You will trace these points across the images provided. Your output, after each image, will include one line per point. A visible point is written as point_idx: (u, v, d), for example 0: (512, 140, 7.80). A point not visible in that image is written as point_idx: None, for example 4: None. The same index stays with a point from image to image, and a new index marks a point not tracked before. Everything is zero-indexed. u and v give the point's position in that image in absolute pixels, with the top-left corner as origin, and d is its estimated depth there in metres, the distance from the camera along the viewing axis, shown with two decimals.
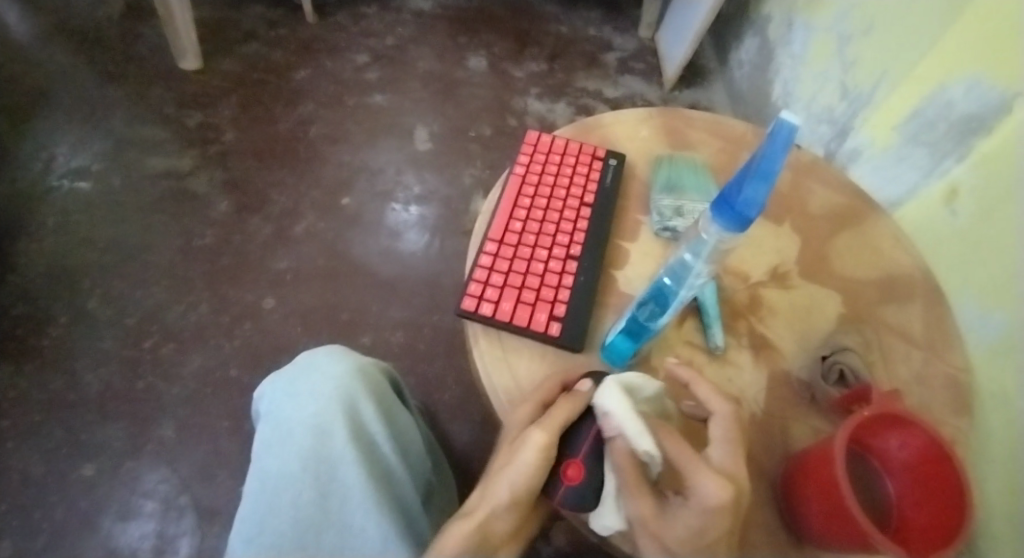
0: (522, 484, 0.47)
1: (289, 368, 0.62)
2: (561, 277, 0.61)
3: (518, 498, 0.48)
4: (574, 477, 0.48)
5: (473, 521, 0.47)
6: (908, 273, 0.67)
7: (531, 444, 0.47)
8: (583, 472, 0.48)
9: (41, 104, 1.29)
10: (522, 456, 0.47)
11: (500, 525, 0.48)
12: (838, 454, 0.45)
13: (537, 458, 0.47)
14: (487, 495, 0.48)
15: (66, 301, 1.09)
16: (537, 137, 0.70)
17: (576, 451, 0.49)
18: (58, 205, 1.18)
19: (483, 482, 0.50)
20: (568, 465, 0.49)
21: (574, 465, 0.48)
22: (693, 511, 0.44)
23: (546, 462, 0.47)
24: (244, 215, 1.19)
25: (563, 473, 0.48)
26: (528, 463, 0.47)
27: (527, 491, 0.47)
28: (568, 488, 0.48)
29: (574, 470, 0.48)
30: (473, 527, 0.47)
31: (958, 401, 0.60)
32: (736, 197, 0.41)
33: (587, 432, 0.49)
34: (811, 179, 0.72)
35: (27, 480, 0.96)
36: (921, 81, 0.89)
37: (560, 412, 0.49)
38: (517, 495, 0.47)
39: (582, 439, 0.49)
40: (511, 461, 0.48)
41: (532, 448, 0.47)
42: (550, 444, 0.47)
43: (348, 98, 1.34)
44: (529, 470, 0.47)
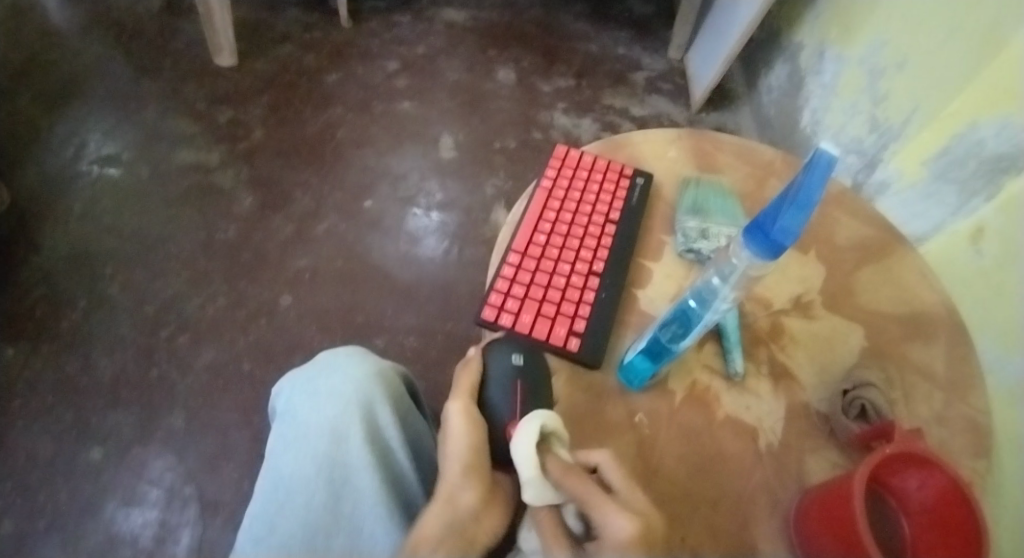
0: (461, 450, 0.49)
1: (308, 367, 0.63)
2: (582, 292, 0.60)
3: (466, 462, 0.48)
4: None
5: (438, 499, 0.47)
6: (932, 311, 0.66)
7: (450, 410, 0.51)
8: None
9: (77, 91, 1.31)
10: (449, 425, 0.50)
11: (469, 496, 0.47)
12: (857, 488, 0.45)
13: (461, 419, 0.50)
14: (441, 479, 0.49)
15: (87, 285, 1.11)
16: (565, 151, 0.70)
17: (508, 413, 0.51)
18: (86, 191, 1.20)
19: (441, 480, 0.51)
20: (511, 432, 0.50)
21: (517, 430, 0.50)
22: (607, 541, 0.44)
23: (471, 419, 0.50)
24: (267, 212, 1.20)
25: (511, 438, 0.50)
26: (456, 427, 0.50)
27: (472, 451, 0.49)
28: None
29: (518, 433, 0.50)
30: (439, 503, 0.47)
31: (979, 444, 0.58)
32: (770, 224, 0.41)
33: (507, 394, 0.52)
34: (838, 210, 0.72)
35: (35, 461, 0.96)
36: (953, 118, 0.88)
37: (468, 383, 0.53)
38: (463, 461, 0.48)
39: (508, 404, 0.51)
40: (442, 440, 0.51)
41: (453, 415, 0.51)
42: (466, 406, 0.51)
43: (376, 103, 1.35)
44: (458, 435, 0.50)
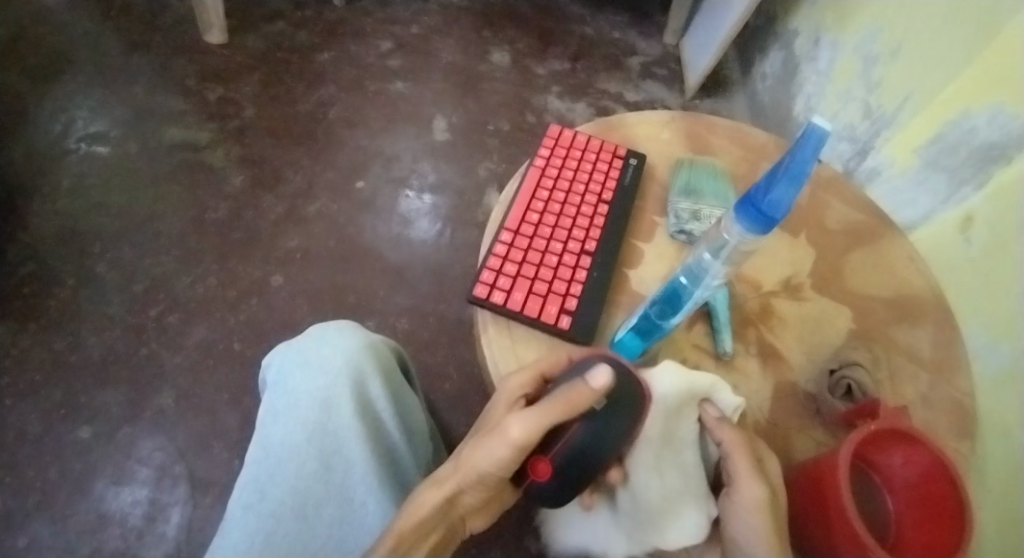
0: (489, 467, 0.47)
1: (299, 337, 0.62)
2: (574, 271, 0.61)
3: (485, 481, 0.48)
4: (542, 474, 0.48)
5: (442, 492, 0.47)
6: (920, 294, 0.66)
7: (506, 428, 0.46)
8: (551, 472, 0.48)
9: (64, 67, 1.29)
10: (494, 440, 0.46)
11: (468, 499, 0.49)
12: (843, 468, 0.45)
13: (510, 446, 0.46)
14: (453, 469, 0.48)
15: (75, 263, 1.10)
16: (559, 131, 0.70)
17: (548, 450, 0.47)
18: (74, 168, 1.18)
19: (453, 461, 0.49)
20: (535, 459, 0.48)
21: (544, 463, 0.48)
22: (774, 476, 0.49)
23: (522, 453, 0.46)
24: (257, 191, 1.19)
25: (533, 467, 0.48)
26: (502, 455, 0.46)
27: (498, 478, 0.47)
28: (535, 481, 0.48)
29: (542, 467, 0.48)
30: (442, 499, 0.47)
31: (963, 425, 0.59)
32: (762, 198, 0.41)
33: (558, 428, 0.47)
34: (829, 194, 0.72)
35: (24, 439, 0.96)
36: (946, 106, 0.88)
37: (560, 414, 0.45)
38: (484, 479, 0.47)
39: (553, 436, 0.47)
40: (482, 446, 0.47)
41: (510, 442, 0.46)
42: (529, 440, 0.46)
43: (369, 83, 1.34)
44: (498, 460, 0.46)
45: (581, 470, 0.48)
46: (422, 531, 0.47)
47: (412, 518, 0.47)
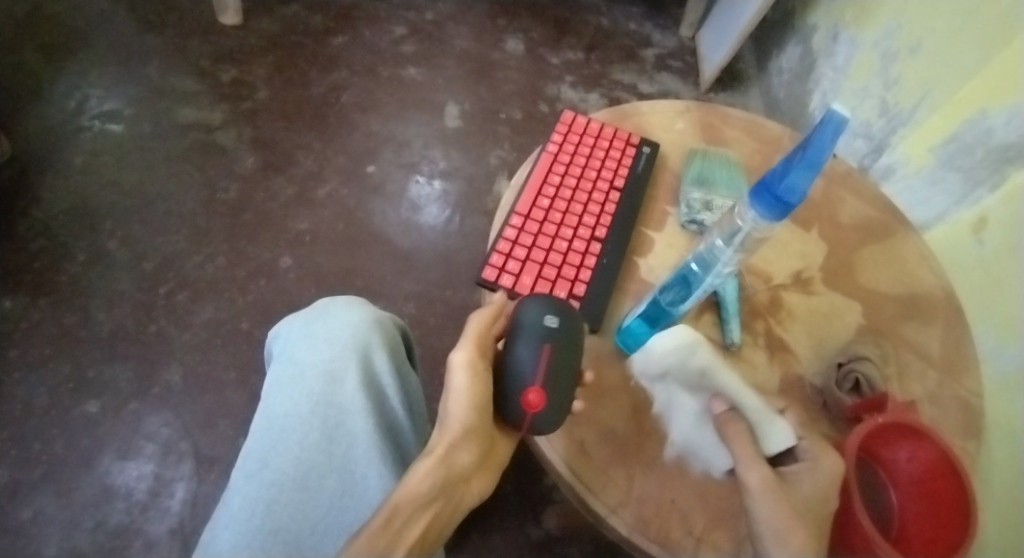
0: (462, 409, 0.48)
1: (306, 311, 0.63)
2: (583, 257, 0.61)
3: (462, 421, 0.48)
4: (538, 403, 0.49)
5: (432, 457, 0.47)
6: (932, 292, 0.66)
7: (455, 365, 0.49)
8: (543, 394, 0.49)
9: (79, 45, 1.30)
10: (454, 381, 0.48)
11: (465, 458, 0.47)
12: (850, 458, 0.46)
13: (467, 377, 0.48)
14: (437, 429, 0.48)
15: (86, 240, 1.10)
16: (572, 117, 0.69)
17: (530, 376, 0.49)
18: (87, 145, 1.19)
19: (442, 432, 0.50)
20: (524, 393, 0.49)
21: (533, 392, 0.49)
22: (812, 474, 0.46)
23: (477, 379, 0.48)
24: (268, 173, 1.19)
25: (527, 401, 0.49)
26: (460, 386, 0.48)
27: (472, 412, 0.48)
28: (535, 414, 0.49)
29: (535, 397, 0.49)
30: (432, 462, 0.46)
31: (969, 424, 0.59)
32: (777, 183, 0.41)
33: (533, 355, 0.50)
34: (843, 189, 0.71)
35: (32, 411, 0.97)
36: (963, 105, 0.87)
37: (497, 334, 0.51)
38: (460, 420, 0.47)
39: (530, 365, 0.49)
40: (445, 395, 0.49)
41: (458, 371, 0.49)
42: (474, 363, 0.49)
43: (382, 69, 1.34)
44: (460, 393, 0.48)
45: (565, 380, 0.50)
46: (420, 501, 0.45)
47: (406, 488, 0.45)
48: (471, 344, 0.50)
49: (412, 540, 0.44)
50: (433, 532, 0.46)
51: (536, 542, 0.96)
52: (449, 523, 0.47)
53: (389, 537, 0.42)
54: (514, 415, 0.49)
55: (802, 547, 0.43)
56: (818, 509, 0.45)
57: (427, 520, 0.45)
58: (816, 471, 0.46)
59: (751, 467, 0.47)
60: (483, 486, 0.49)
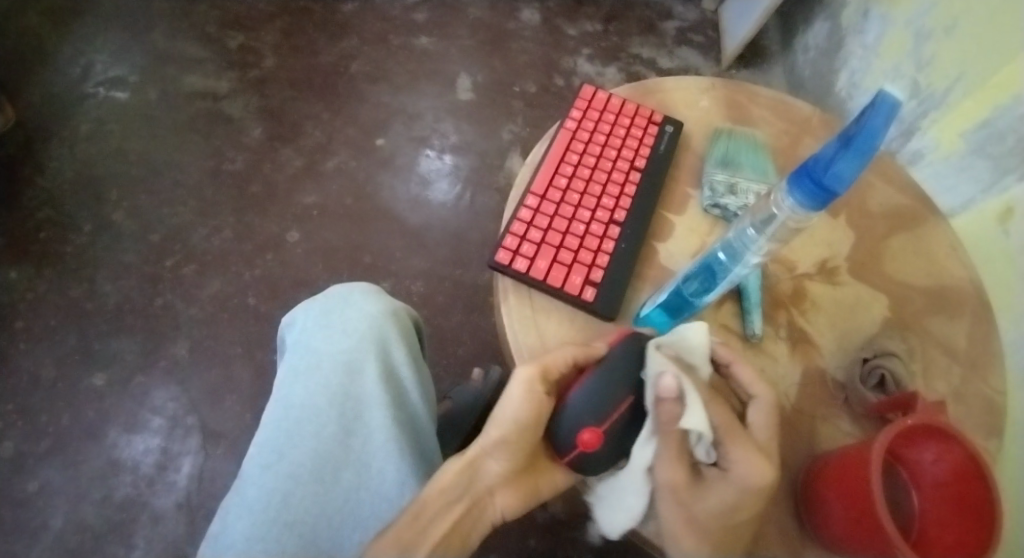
0: (506, 422, 0.46)
1: (322, 298, 0.61)
2: (601, 241, 0.58)
3: (506, 437, 0.46)
4: (590, 444, 0.46)
5: (462, 461, 0.48)
6: (960, 285, 0.63)
7: (515, 379, 0.47)
8: (599, 439, 0.46)
9: (84, 9, 1.26)
10: (507, 394, 0.47)
11: (496, 467, 0.48)
12: (876, 467, 0.42)
13: (522, 392, 0.46)
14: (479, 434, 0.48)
15: (92, 209, 1.09)
16: (592, 93, 0.66)
17: (593, 418, 0.46)
18: (92, 113, 1.16)
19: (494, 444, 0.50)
20: (585, 430, 0.46)
21: (590, 433, 0.46)
22: (727, 491, 0.44)
23: (532, 393, 0.46)
24: (276, 144, 1.17)
25: (580, 439, 0.46)
26: (515, 397, 0.46)
27: (516, 429, 0.46)
28: (584, 454, 0.47)
29: (591, 437, 0.46)
30: (462, 466, 0.47)
31: (994, 424, 0.57)
32: (822, 170, 0.38)
33: (607, 396, 0.46)
34: (873, 175, 0.68)
35: (38, 382, 0.97)
36: (998, 90, 0.83)
37: (561, 358, 0.48)
38: (504, 435, 0.46)
39: (610, 407, 0.46)
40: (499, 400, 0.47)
41: (518, 381, 0.47)
42: (537, 378, 0.46)
43: (393, 38, 1.30)
44: (511, 403, 0.46)
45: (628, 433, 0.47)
46: (444, 501, 0.48)
47: (435, 486, 0.47)
48: (538, 363, 0.47)
49: (431, 542, 0.46)
50: (455, 536, 0.48)
51: (542, 524, 0.95)
52: (471, 529, 0.49)
53: (412, 534, 0.45)
54: (566, 446, 0.47)
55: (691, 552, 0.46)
56: (725, 519, 0.45)
57: (443, 520, 0.47)
58: (727, 484, 0.44)
59: (665, 472, 0.45)
60: (509, 504, 0.50)
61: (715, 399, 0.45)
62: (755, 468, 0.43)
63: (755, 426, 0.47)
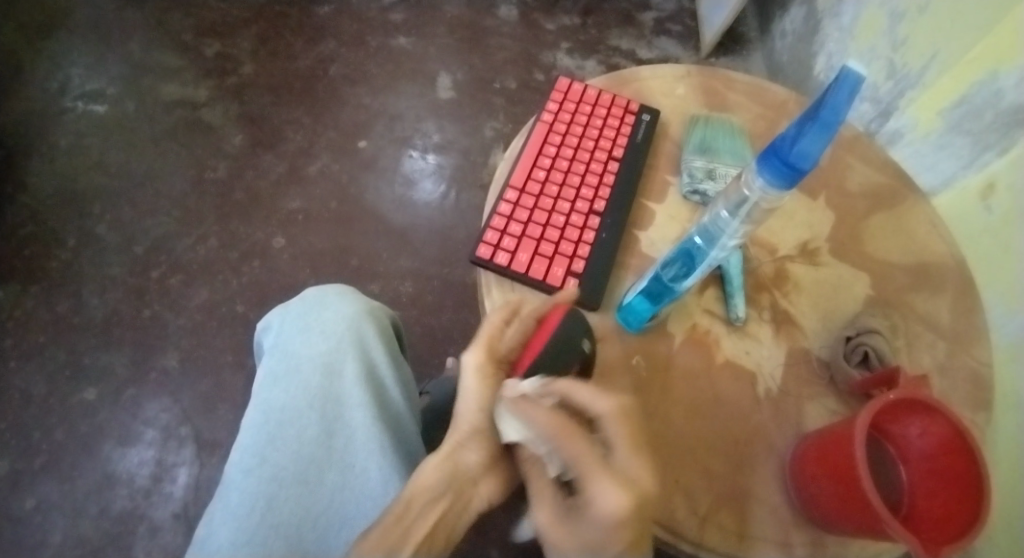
0: (473, 411, 0.49)
1: (297, 302, 0.61)
2: (582, 232, 0.58)
3: (478, 425, 0.49)
4: None
5: (441, 454, 0.49)
6: (941, 261, 0.64)
7: (464, 366, 0.50)
8: None
9: (58, 23, 1.26)
10: (461, 382, 0.50)
11: (474, 456, 0.49)
12: (860, 436, 0.43)
13: (477, 380, 0.49)
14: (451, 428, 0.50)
15: (76, 224, 1.08)
16: (568, 85, 0.66)
17: None
18: (71, 127, 1.16)
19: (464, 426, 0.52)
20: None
21: None
22: (593, 525, 0.40)
23: (486, 380, 0.49)
24: (257, 151, 1.16)
25: None
26: (470, 388, 0.49)
27: (484, 417, 0.49)
28: None
29: None
30: (442, 458, 0.48)
31: (979, 396, 0.58)
32: (788, 148, 0.39)
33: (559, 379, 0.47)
34: (850, 155, 0.69)
35: (29, 400, 0.96)
36: (973, 65, 0.83)
37: (501, 335, 0.50)
38: (476, 425, 0.49)
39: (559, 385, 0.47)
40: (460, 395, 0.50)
41: (468, 371, 0.50)
42: (485, 365, 0.49)
43: (371, 39, 1.30)
44: (469, 394, 0.50)
45: None
46: (430, 497, 0.47)
47: (417, 482, 0.48)
48: (479, 344, 0.50)
49: (419, 538, 0.46)
50: (439, 534, 0.47)
51: None
52: (457, 524, 0.48)
53: (399, 532, 0.45)
54: None
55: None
56: (599, 554, 0.41)
57: (430, 516, 0.47)
58: (593, 517, 0.40)
59: (540, 505, 0.43)
60: (493, 491, 0.50)
61: (566, 430, 0.42)
62: (609, 496, 0.39)
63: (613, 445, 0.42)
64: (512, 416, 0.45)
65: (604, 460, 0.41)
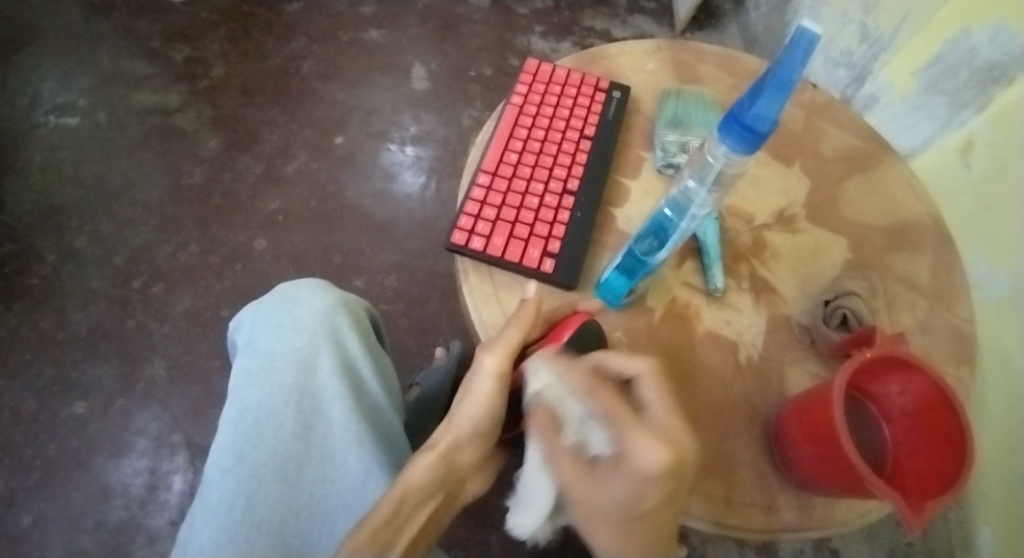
0: (476, 417, 0.48)
1: (268, 300, 0.61)
2: (556, 213, 0.58)
3: (477, 430, 0.48)
4: None
5: (437, 452, 0.48)
6: (919, 220, 0.64)
7: (484, 371, 0.47)
8: None
9: (25, 37, 1.24)
10: (477, 387, 0.48)
11: (466, 456, 0.50)
12: (838, 399, 0.43)
13: (494, 387, 0.47)
14: (447, 424, 0.49)
15: (54, 239, 1.07)
16: (536, 65, 0.65)
17: None
18: (44, 141, 1.15)
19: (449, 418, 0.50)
20: None
21: None
22: (625, 481, 0.41)
23: (503, 390, 0.47)
24: (233, 154, 1.16)
25: (527, 427, 0.49)
26: (483, 392, 0.47)
27: (486, 424, 0.48)
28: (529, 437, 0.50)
29: None
30: (437, 458, 0.48)
31: (961, 352, 0.58)
32: (746, 113, 0.38)
33: None
34: (824, 120, 0.68)
35: (20, 417, 0.96)
36: (946, 24, 0.83)
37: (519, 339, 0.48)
38: (476, 429, 0.48)
39: None
40: (466, 395, 0.48)
41: (486, 377, 0.47)
42: (504, 373, 0.47)
43: (342, 34, 1.28)
44: (481, 398, 0.47)
45: None
46: (423, 495, 0.47)
47: (411, 480, 0.47)
48: (502, 350, 0.48)
49: (411, 536, 0.46)
50: (430, 527, 0.48)
51: None
52: (445, 515, 0.50)
53: (390, 531, 0.44)
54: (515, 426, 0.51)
55: (605, 543, 0.44)
56: (627, 510, 0.42)
57: (422, 512, 0.47)
58: (625, 475, 0.41)
59: (559, 465, 0.43)
60: (478, 487, 0.52)
61: (599, 386, 0.42)
62: (651, 453, 0.40)
63: (649, 405, 0.43)
64: (547, 369, 0.44)
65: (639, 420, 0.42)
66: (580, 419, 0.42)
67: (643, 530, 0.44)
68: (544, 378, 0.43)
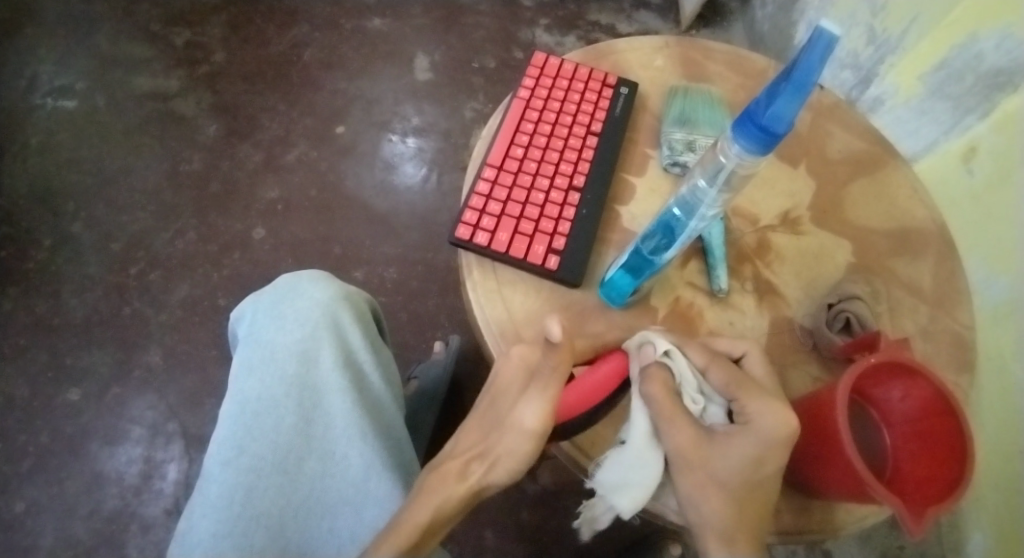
0: (511, 461, 0.47)
1: (269, 290, 0.60)
2: (561, 209, 0.58)
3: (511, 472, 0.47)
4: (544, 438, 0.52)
5: (468, 486, 0.47)
6: (923, 226, 0.63)
7: (528, 429, 0.46)
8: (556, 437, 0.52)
9: (23, 17, 1.22)
10: (519, 442, 0.47)
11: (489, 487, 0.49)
12: (841, 403, 0.43)
13: (535, 444, 0.46)
14: (483, 461, 0.48)
15: (50, 223, 1.06)
16: (544, 59, 0.65)
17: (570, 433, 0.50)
18: (42, 124, 1.13)
19: (466, 454, 0.49)
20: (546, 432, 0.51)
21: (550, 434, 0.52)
22: (748, 443, 0.43)
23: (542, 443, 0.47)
24: (233, 141, 1.15)
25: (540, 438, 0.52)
26: (525, 447, 0.47)
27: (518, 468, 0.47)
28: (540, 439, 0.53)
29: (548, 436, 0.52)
30: (468, 493, 0.46)
31: (962, 358, 0.58)
32: (761, 113, 0.38)
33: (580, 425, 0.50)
34: (830, 122, 0.68)
35: (14, 402, 0.95)
36: (952, 29, 0.83)
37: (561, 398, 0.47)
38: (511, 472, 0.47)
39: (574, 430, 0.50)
40: (507, 442, 0.47)
41: (527, 432, 0.47)
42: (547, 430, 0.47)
43: (345, 22, 1.27)
44: (523, 454, 0.47)
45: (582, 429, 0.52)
46: (447, 525, 0.46)
47: (441, 511, 0.45)
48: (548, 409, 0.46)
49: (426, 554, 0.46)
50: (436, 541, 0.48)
51: (534, 496, 0.96)
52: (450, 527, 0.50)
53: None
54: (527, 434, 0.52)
55: (715, 516, 0.44)
56: (748, 475, 0.43)
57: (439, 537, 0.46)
58: (749, 439, 0.43)
59: (675, 435, 0.44)
60: None
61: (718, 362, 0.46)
62: (775, 413, 0.42)
63: (751, 375, 0.46)
64: (655, 345, 0.47)
65: (705, 413, 0.42)
66: (695, 390, 0.46)
67: (752, 504, 0.44)
68: (659, 351, 0.46)
